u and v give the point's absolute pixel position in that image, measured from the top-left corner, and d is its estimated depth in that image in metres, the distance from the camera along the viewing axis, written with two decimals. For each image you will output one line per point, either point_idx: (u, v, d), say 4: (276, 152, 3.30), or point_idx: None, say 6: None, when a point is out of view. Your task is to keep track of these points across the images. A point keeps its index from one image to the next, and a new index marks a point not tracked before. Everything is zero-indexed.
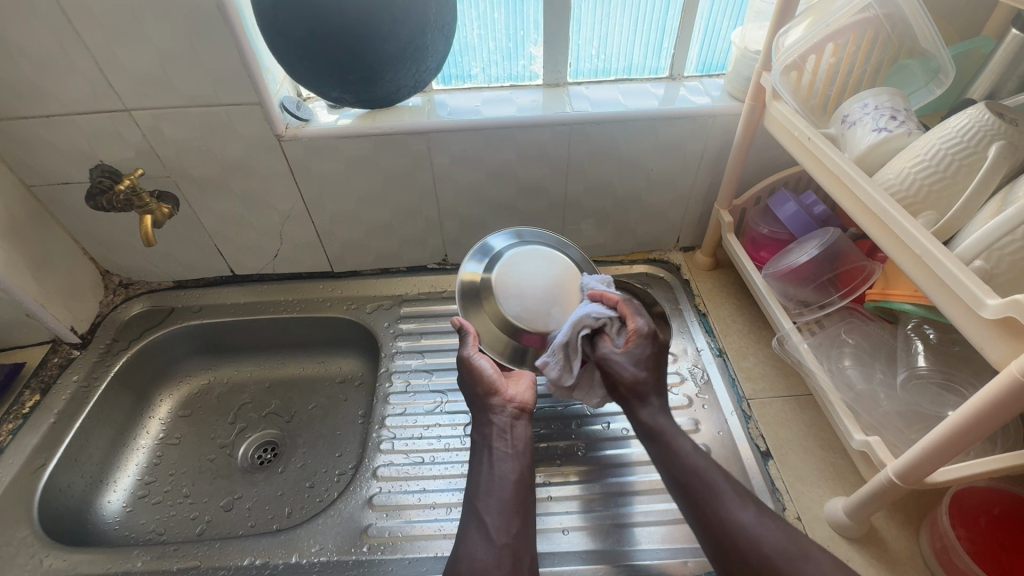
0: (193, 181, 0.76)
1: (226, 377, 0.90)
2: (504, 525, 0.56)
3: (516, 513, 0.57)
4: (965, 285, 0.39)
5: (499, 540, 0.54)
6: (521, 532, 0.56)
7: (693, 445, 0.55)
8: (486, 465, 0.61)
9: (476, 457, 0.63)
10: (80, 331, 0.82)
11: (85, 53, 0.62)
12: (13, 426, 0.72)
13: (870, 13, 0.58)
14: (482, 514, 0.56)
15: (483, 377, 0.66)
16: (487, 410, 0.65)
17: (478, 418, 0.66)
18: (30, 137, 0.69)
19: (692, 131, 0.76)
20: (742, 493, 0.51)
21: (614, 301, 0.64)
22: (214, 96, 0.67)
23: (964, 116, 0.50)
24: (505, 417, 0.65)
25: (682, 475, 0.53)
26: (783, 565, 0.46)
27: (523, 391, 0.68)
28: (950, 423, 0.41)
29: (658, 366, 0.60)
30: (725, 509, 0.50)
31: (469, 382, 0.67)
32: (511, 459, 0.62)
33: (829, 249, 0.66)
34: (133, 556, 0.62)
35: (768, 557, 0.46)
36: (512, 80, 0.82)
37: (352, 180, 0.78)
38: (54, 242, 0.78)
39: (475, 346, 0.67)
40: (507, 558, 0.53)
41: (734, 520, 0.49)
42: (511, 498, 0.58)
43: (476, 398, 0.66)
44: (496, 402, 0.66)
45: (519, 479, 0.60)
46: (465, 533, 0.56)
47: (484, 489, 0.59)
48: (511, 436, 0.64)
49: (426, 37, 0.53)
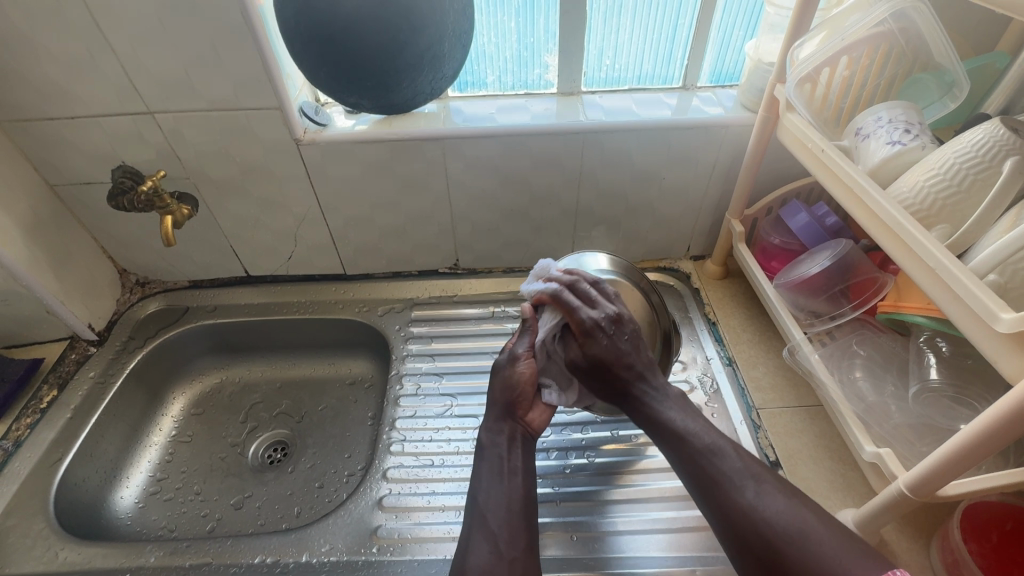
0: (212, 183, 0.77)
1: (238, 376, 0.91)
2: (512, 540, 0.55)
3: (523, 528, 0.56)
4: (980, 300, 0.39)
5: (507, 553, 0.54)
6: (529, 547, 0.55)
7: (692, 426, 0.56)
8: (495, 477, 0.60)
9: (480, 467, 0.62)
10: (97, 328, 0.83)
11: (113, 57, 0.63)
12: (31, 421, 0.74)
13: (884, 27, 0.58)
14: (490, 527, 0.56)
15: (518, 382, 0.65)
16: (501, 420, 0.65)
17: (491, 427, 0.65)
18: (55, 137, 0.70)
19: (705, 141, 0.76)
20: (745, 470, 0.52)
21: (550, 302, 0.63)
22: (234, 100, 0.68)
23: (979, 131, 0.50)
24: (518, 430, 0.64)
25: (682, 458, 0.55)
26: (788, 546, 0.46)
27: (540, 416, 0.66)
28: (963, 437, 0.41)
29: (618, 351, 0.61)
30: (728, 489, 0.51)
31: (503, 382, 0.65)
32: (520, 474, 0.61)
33: (840, 261, 0.67)
34: (146, 551, 0.63)
35: (770, 537, 0.47)
36: (526, 88, 0.83)
37: (367, 184, 0.79)
38: (74, 239, 0.80)
39: (529, 348, 0.65)
40: (514, 571, 0.52)
41: (740, 503, 0.50)
42: (518, 513, 0.57)
43: (500, 404, 0.65)
44: (515, 416, 0.65)
45: (525, 494, 0.59)
46: (471, 543, 0.55)
47: (492, 501, 0.58)
48: (518, 450, 0.63)
49: (444, 45, 0.54)
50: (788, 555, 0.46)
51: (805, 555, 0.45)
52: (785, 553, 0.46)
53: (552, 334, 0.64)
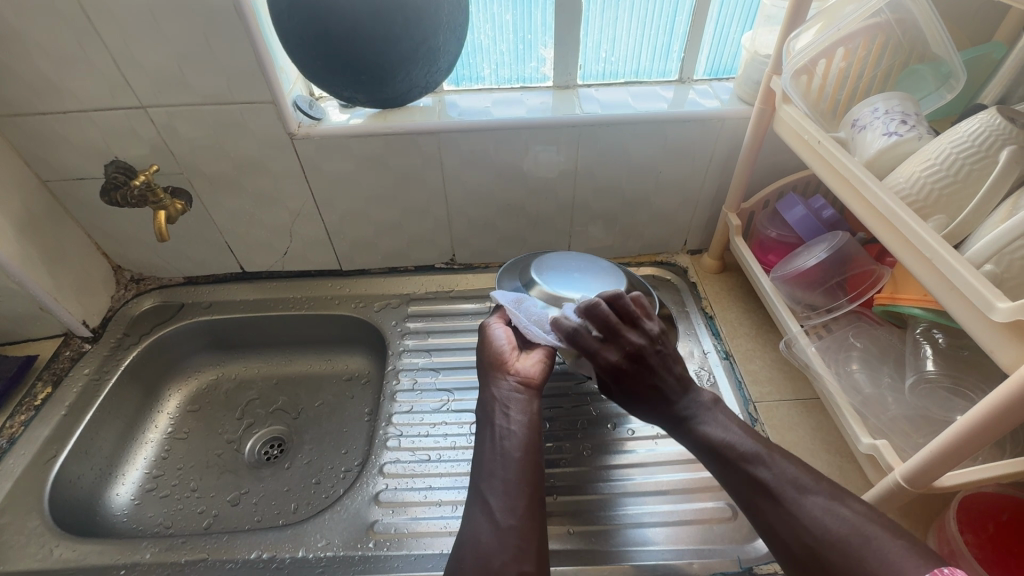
0: (206, 179, 0.77)
1: (234, 372, 0.91)
2: (508, 507, 0.54)
3: (522, 494, 0.55)
4: (977, 290, 0.39)
5: (504, 522, 0.53)
6: (527, 512, 0.54)
7: (733, 435, 0.57)
8: (490, 445, 0.60)
9: (480, 435, 0.62)
10: (91, 325, 0.83)
11: (104, 51, 0.63)
12: (25, 418, 0.73)
13: (880, 18, 0.58)
14: (487, 496, 0.56)
15: (493, 345, 0.67)
16: (491, 383, 0.65)
17: (484, 393, 0.65)
18: (47, 132, 0.70)
19: (702, 134, 0.76)
20: (792, 477, 0.52)
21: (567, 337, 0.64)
22: (227, 94, 0.68)
23: (975, 121, 0.50)
24: (512, 387, 0.64)
25: (729, 470, 0.55)
26: (844, 549, 0.46)
27: (534, 368, 0.66)
28: (958, 427, 0.41)
29: (649, 387, 0.61)
30: (774, 496, 0.51)
31: (484, 352, 0.68)
32: (514, 435, 0.60)
33: (837, 254, 0.67)
34: (142, 547, 0.63)
35: (825, 541, 0.47)
36: (522, 83, 0.83)
37: (362, 179, 0.78)
38: (67, 236, 0.79)
39: (501, 319, 0.70)
40: (512, 540, 0.52)
41: (788, 511, 0.50)
42: (516, 476, 0.56)
43: (485, 371, 0.66)
44: (501, 376, 0.65)
45: (522, 456, 0.58)
46: (470, 515, 0.55)
47: (487, 471, 0.57)
48: (515, 407, 0.62)
49: (438, 39, 0.54)
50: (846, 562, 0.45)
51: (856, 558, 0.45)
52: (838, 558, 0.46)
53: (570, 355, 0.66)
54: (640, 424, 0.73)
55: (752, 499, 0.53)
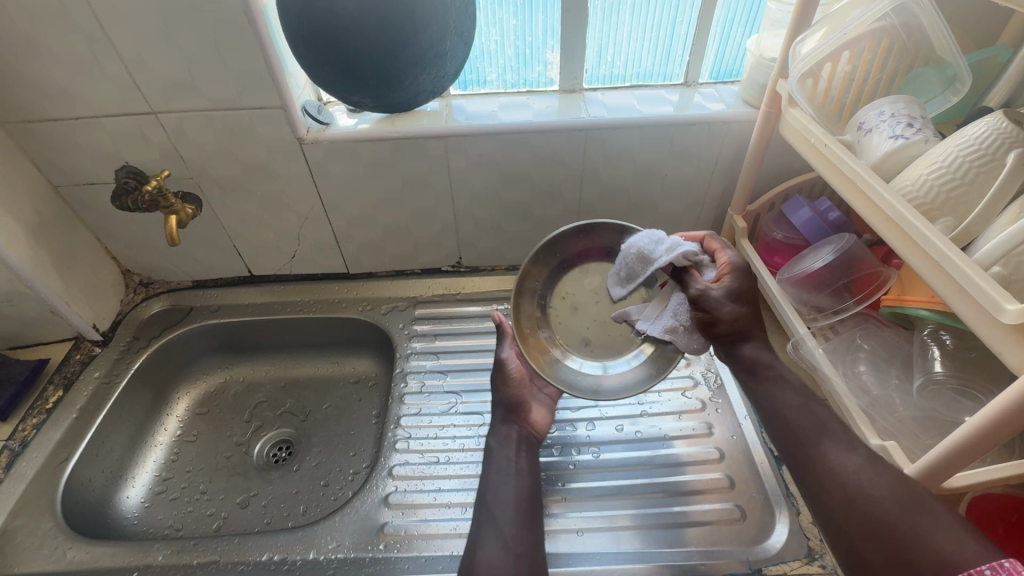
0: (215, 183, 0.77)
1: (242, 375, 0.91)
2: (519, 536, 0.57)
3: (530, 528, 0.59)
4: (986, 292, 0.39)
5: (516, 548, 0.56)
6: (534, 542, 0.58)
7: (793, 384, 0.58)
8: (504, 476, 0.63)
9: (489, 466, 0.65)
10: (101, 329, 0.84)
11: (116, 58, 0.64)
12: (37, 421, 0.74)
13: (885, 22, 0.59)
14: (499, 522, 0.58)
15: (512, 381, 0.70)
16: (508, 423, 0.68)
17: (498, 427, 0.68)
18: (58, 138, 0.70)
19: (707, 138, 0.76)
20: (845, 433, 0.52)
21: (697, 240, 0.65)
22: (237, 100, 0.69)
23: (982, 125, 0.51)
24: (525, 432, 0.68)
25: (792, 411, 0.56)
26: (891, 501, 0.46)
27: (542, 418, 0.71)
28: (967, 429, 0.42)
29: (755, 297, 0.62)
30: (826, 447, 0.52)
31: (501, 388, 0.70)
32: (526, 476, 0.64)
33: (843, 255, 0.67)
34: (154, 549, 0.63)
35: (874, 493, 0.47)
36: (528, 87, 0.83)
37: (370, 182, 0.79)
38: (78, 240, 0.80)
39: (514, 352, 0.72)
40: (522, 567, 0.55)
41: (836, 460, 0.51)
42: (525, 511, 0.60)
43: (502, 408, 0.69)
44: (518, 419, 0.69)
45: (531, 492, 0.62)
46: (480, 539, 0.57)
47: (501, 499, 0.60)
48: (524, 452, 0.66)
49: (445, 44, 0.54)
50: (891, 512, 0.46)
51: (903, 508, 0.46)
52: (886, 510, 0.46)
53: (683, 259, 0.59)
54: (647, 426, 0.74)
55: (810, 445, 0.53)
